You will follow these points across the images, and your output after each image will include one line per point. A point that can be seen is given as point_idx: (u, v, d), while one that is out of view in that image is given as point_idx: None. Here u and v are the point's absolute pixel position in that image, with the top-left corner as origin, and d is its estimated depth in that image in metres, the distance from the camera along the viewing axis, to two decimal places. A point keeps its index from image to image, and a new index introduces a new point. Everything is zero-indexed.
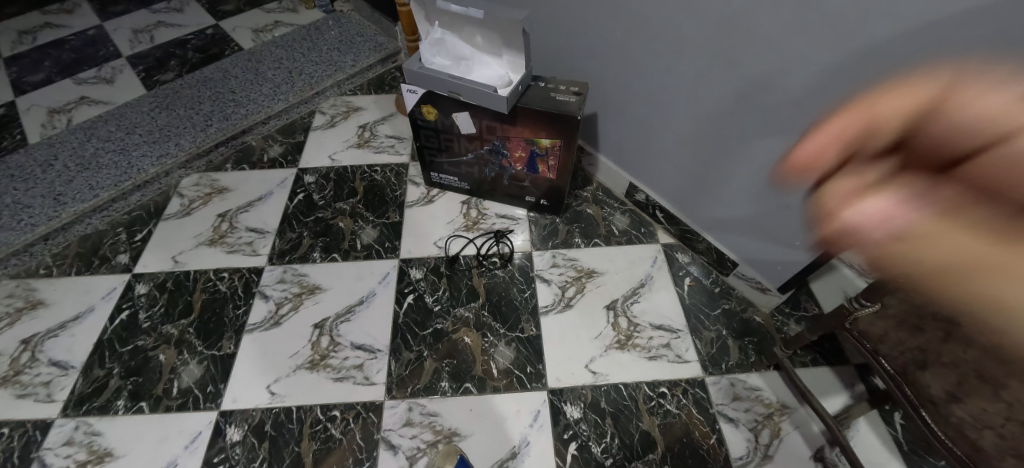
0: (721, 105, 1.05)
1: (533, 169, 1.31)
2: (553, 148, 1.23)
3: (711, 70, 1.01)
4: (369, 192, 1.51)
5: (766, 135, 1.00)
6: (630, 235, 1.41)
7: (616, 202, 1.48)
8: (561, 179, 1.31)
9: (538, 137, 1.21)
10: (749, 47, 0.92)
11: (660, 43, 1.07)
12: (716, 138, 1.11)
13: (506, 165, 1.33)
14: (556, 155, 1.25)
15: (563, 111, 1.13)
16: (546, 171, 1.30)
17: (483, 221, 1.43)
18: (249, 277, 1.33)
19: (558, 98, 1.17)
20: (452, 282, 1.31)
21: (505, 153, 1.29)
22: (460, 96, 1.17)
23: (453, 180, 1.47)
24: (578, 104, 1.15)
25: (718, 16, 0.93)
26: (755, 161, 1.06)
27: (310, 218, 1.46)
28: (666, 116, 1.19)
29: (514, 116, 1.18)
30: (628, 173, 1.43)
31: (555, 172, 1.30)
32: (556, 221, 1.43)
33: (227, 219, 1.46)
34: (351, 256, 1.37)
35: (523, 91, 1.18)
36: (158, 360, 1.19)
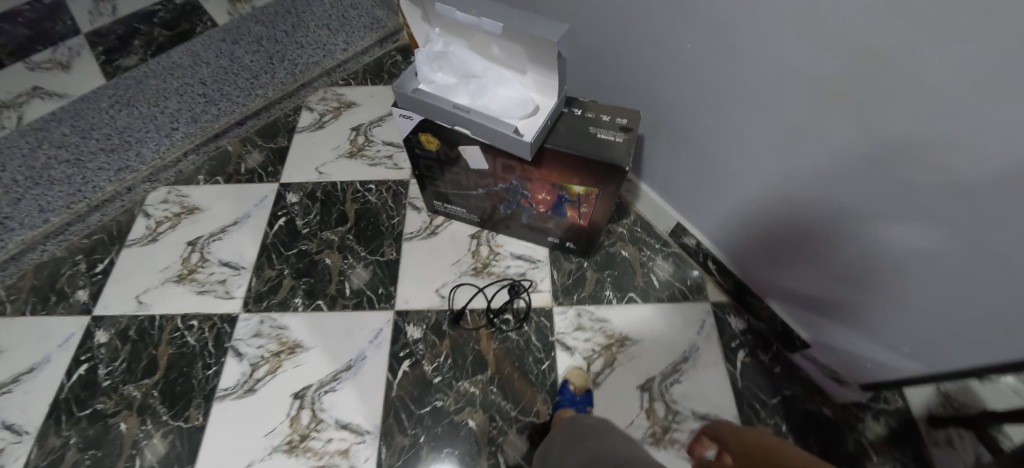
0: (827, 163, 0.74)
1: (560, 214, 1.04)
2: (588, 196, 0.95)
3: (822, 115, 0.70)
4: (361, 219, 1.27)
5: (887, 218, 0.70)
6: (675, 288, 1.14)
7: (658, 242, 1.21)
8: (596, 225, 1.04)
9: (570, 183, 0.93)
10: (892, 100, 0.60)
11: (757, 65, 0.75)
12: (808, 199, 0.81)
13: (526, 205, 1.06)
14: (590, 204, 0.97)
15: (606, 159, 0.83)
16: (576, 217, 1.03)
17: (495, 263, 1.19)
18: (221, 328, 1.16)
19: (598, 136, 0.86)
20: (456, 345, 1.10)
21: (526, 194, 1.02)
22: (467, 131, 0.89)
23: (461, 211, 1.21)
24: (625, 147, 0.84)
25: (850, 46, 0.61)
26: (862, 243, 0.77)
27: (292, 251, 1.24)
28: (744, 158, 0.88)
29: (537, 158, 0.88)
30: (676, 211, 1.14)
31: (588, 219, 1.02)
32: (584, 267, 1.18)
33: (197, 249, 1.26)
34: (338, 304, 1.16)
35: (553, 125, 0.88)
36: (119, 430, 1.07)
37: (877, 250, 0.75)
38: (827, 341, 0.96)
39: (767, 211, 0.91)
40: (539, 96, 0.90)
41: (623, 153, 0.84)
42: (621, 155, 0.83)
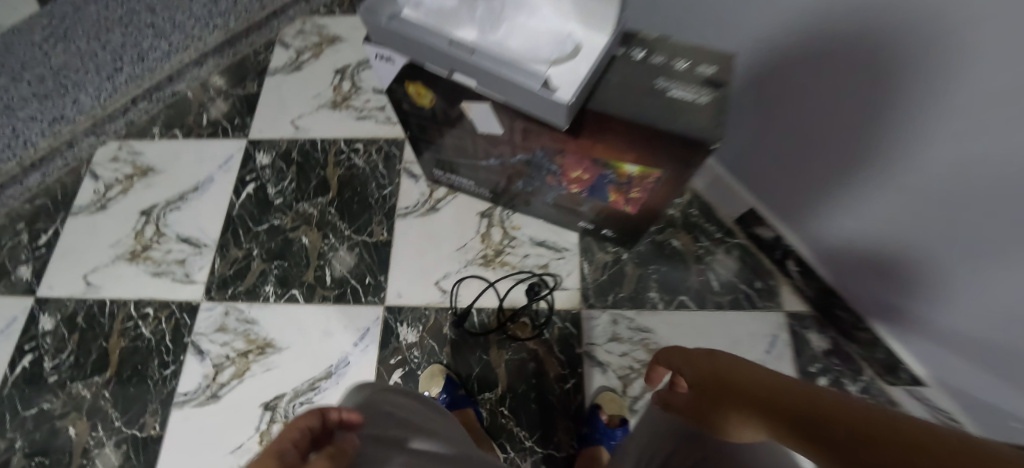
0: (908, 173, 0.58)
1: (601, 197, 0.74)
2: (645, 178, 0.65)
3: (943, 103, 0.50)
4: (344, 188, 1.01)
5: (988, 247, 0.53)
6: (741, 291, 0.88)
7: (720, 231, 0.93)
8: (650, 214, 0.75)
9: (620, 161, 0.63)
10: None
11: (850, 26, 0.55)
12: (879, 216, 0.65)
13: (553, 183, 0.77)
14: (644, 189, 0.68)
15: (679, 128, 0.53)
16: (624, 202, 0.74)
17: (509, 251, 0.94)
18: (180, 319, 0.97)
19: (670, 94, 0.54)
20: (459, 354, 0.88)
21: (555, 171, 0.72)
22: (469, 83, 0.59)
23: (468, 184, 0.94)
24: (713, 109, 0.53)
25: (933, 30, 0.47)
26: (949, 275, 0.60)
27: (262, 227, 1.00)
28: (858, 137, 0.61)
29: (579, 124, 0.58)
30: (754, 192, 0.85)
31: (635, 207, 0.74)
32: (623, 259, 0.92)
33: (152, 220, 1.05)
34: (316, 296, 0.94)
35: (600, 80, 0.56)
36: (68, 436, 0.92)
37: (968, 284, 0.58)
38: (958, 385, 0.70)
39: (846, 219, 0.70)
40: (583, 27, 0.56)
41: (709, 118, 0.53)
42: (706, 124, 0.53)
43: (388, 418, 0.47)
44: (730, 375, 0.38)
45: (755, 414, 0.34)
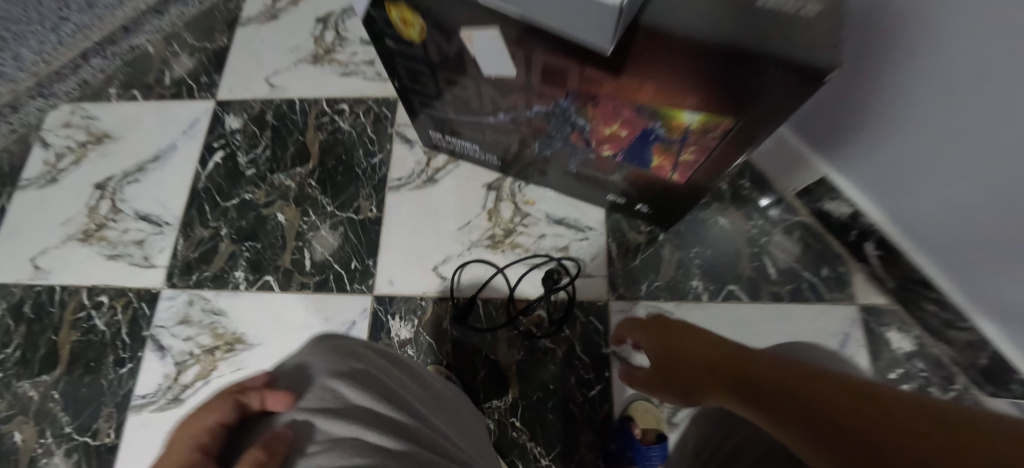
0: (961, 150, 0.51)
1: (639, 161, 0.56)
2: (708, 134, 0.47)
3: None
4: (326, 156, 0.86)
5: None
6: (804, 280, 0.73)
7: (777, 207, 0.76)
8: (700, 185, 0.57)
9: (676, 110, 0.45)
10: None
11: None
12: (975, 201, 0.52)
13: (579, 144, 0.59)
14: (703, 151, 0.50)
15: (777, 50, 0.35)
16: (669, 168, 0.55)
17: (521, 231, 0.79)
18: (138, 309, 0.84)
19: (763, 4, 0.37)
20: (462, 353, 0.73)
21: (583, 126, 0.55)
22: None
23: (471, 149, 0.78)
24: (827, 24, 0.36)
25: None
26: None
27: (231, 202, 0.86)
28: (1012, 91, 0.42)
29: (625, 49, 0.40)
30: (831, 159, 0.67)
31: (684, 176, 0.56)
32: (658, 240, 0.76)
33: (108, 195, 0.91)
34: (294, 284, 0.80)
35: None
36: (11, 443, 0.79)
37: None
38: None
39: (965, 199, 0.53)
40: None
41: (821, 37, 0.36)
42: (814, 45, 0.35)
43: (345, 352, 0.39)
44: (712, 353, 0.40)
45: (728, 385, 0.35)
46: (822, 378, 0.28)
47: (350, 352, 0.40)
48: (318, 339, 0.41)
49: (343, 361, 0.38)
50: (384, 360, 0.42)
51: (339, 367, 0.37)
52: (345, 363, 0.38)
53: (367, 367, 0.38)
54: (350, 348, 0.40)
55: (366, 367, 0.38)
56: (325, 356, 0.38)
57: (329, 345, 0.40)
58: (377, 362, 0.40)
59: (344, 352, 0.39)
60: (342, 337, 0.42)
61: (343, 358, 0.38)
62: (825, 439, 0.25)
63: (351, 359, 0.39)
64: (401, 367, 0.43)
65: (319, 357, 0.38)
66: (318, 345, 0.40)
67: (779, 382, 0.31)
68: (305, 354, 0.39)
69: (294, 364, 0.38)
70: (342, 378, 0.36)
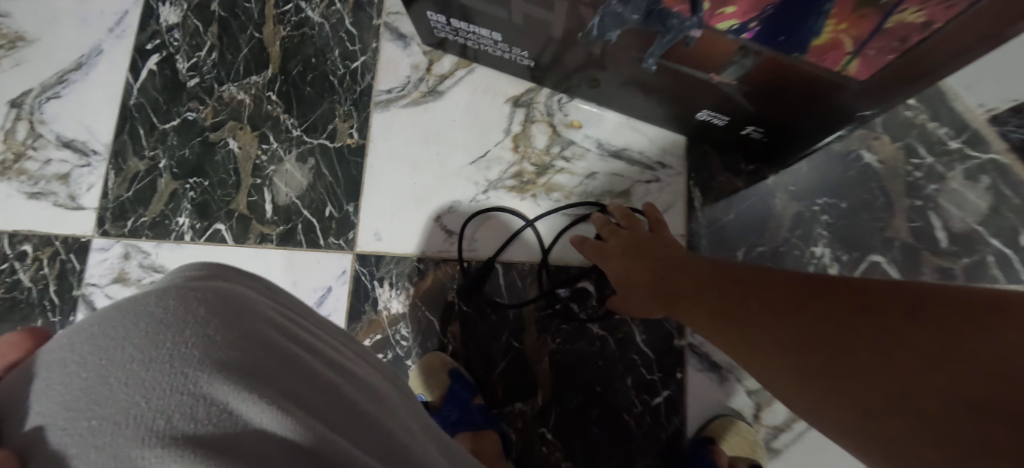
0: None
1: (798, 29, 0.34)
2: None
3: None
4: (291, 59, 0.62)
5: None
6: (993, 250, 0.48)
7: (957, 138, 0.50)
8: (896, 84, 0.35)
9: None
10: None
11: None
12: None
13: (681, 9, 0.35)
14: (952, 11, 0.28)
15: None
16: (852, 41, 0.34)
17: (559, 168, 0.55)
18: (68, 262, 0.65)
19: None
20: (474, 336, 0.53)
21: None
22: None
23: (490, 42, 0.52)
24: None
25: None
26: None
27: (172, 124, 0.64)
28: None
29: None
30: None
31: (868, 70, 0.36)
32: (765, 185, 0.52)
33: (24, 115, 0.70)
34: (252, 235, 0.59)
35: None
36: None
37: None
38: None
39: None
40: None
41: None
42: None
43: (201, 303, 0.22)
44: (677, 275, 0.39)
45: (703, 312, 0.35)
46: (783, 290, 0.30)
47: (209, 344, 0.20)
48: (139, 310, 0.21)
49: (192, 395, 0.18)
50: (301, 375, 0.22)
51: (183, 431, 0.17)
52: (203, 411, 0.18)
53: (262, 412, 0.18)
54: (214, 349, 0.20)
55: (258, 414, 0.18)
56: (150, 385, 0.18)
57: (158, 334, 0.20)
58: (279, 381, 0.21)
59: (203, 366, 0.19)
60: (219, 282, 0.25)
61: (193, 390, 0.18)
62: (792, 355, 0.26)
63: (216, 379, 0.19)
64: (336, 385, 0.23)
65: (131, 390, 0.18)
66: (132, 304, 0.21)
67: (739, 302, 0.32)
68: (94, 368, 0.18)
69: (53, 406, 0.17)
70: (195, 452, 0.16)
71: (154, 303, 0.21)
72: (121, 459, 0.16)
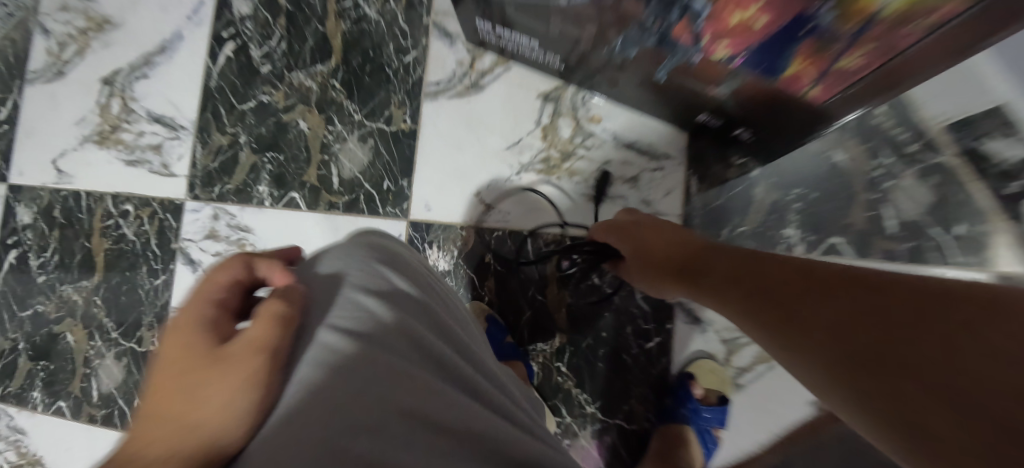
0: None
1: (769, 65, 0.42)
2: (904, 24, 0.32)
3: None
4: (352, 51, 0.72)
5: None
6: (932, 238, 0.59)
7: (916, 142, 0.59)
8: (878, 84, 0.41)
9: None
10: None
11: None
12: None
13: (683, 39, 0.43)
14: (876, 51, 0.36)
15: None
16: (816, 72, 0.41)
17: (579, 155, 0.66)
18: (163, 220, 0.79)
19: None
20: (508, 290, 0.66)
21: (700, 11, 0.39)
22: None
23: (526, 46, 0.62)
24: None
25: None
26: None
27: (248, 105, 0.75)
28: None
29: None
30: None
31: (832, 91, 0.43)
32: (750, 176, 0.62)
33: (117, 91, 0.82)
34: (321, 203, 0.71)
35: None
36: (67, 342, 0.84)
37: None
38: None
39: None
40: None
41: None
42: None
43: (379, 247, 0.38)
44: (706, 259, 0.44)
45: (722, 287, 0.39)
46: (808, 276, 0.33)
47: (390, 264, 0.36)
48: (357, 243, 0.38)
49: (381, 279, 0.34)
50: (423, 284, 0.37)
51: (373, 286, 0.33)
52: (378, 283, 0.34)
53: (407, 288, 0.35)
54: (386, 262, 0.36)
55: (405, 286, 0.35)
56: (360, 268, 0.35)
57: (365, 253, 0.36)
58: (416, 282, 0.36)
59: (381, 265, 0.35)
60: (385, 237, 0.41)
61: (378, 273, 0.34)
62: (806, 328, 0.30)
63: (388, 271, 0.35)
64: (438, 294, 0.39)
65: (354, 268, 0.34)
66: (352, 241, 0.38)
67: (765, 281, 0.36)
68: (337, 259, 0.35)
69: (331, 264, 0.35)
70: (383, 301, 0.32)
71: (364, 242, 0.38)
72: (349, 293, 0.32)
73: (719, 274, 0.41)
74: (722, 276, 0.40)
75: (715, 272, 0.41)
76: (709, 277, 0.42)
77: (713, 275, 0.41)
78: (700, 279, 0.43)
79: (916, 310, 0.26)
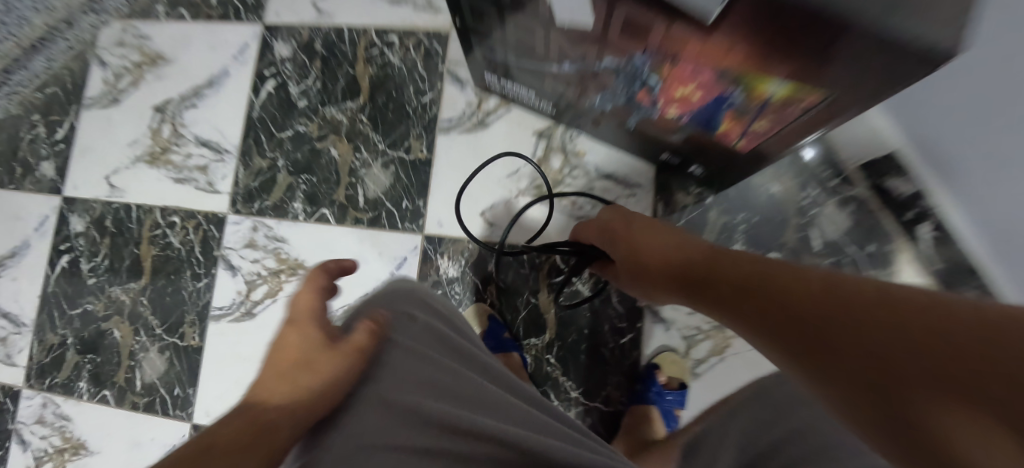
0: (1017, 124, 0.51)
1: (706, 125, 0.56)
2: (785, 107, 0.47)
3: None
4: (378, 91, 0.85)
5: None
6: (848, 255, 0.73)
7: (835, 178, 0.74)
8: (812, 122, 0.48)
9: (760, 79, 0.44)
10: None
11: None
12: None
13: (645, 102, 0.58)
14: (777, 121, 0.50)
15: (901, 24, 0.33)
16: (738, 131, 0.55)
17: (567, 182, 0.80)
18: (207, 231, 0.91)
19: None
20: (506, 293, 0.79)
21: (655, 85, 0.53)
22: None
23: (525, 94, 0.76)
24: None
25: None
26: None
27: (286, 133, 0.88)
28: None
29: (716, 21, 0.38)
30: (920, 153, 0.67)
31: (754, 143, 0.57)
32: (706, 203, 0.77)
33: (168, 118, 0.94)
34: (348, 218, 0.84)
35: None
36: (114, 338, 0.95)
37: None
38: None
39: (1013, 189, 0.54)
40: None
41: (943, 16, 0.33)
42: (932, 22, 0.33)
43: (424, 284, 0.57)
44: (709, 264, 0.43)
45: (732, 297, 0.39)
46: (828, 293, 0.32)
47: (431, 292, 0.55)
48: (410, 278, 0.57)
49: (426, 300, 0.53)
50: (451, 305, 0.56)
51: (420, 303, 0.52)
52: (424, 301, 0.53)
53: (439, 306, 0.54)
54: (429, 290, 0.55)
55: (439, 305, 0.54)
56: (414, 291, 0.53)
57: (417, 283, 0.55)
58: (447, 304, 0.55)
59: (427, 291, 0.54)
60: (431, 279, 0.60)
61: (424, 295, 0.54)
62: (826, 354, 0.31)
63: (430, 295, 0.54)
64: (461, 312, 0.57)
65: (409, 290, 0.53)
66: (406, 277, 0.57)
67: (778, 296, 0.35)
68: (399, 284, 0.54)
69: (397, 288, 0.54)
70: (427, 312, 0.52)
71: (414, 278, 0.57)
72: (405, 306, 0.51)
73: (729, 283, 0.39)
74: (734, 286, 0.39)
75: (724, 279, 0.40)
76: (718, 282, 0.41)
77: (724, 285, 0.40)
78: (709, 289, 0.42)
79: (942, 342, 0.26)
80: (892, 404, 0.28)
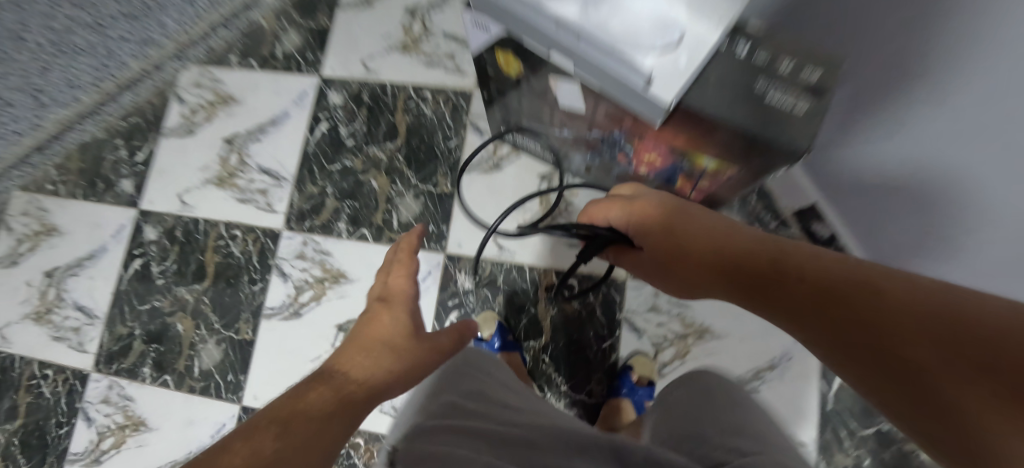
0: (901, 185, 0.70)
1: (668, 181, 0.76)
2: (717, 173, 0.67)
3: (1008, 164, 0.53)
4: (413, 136, 1.05)
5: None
6: None
7: (774, 221, 0.94)
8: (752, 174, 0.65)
9: (698, 155, 0.64)
10: None
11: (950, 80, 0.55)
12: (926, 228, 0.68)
13: (623, 162, 0.78)
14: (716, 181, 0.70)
15: (775, 136, 0.53)
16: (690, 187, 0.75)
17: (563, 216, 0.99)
18: (264, 243, 1.09)
19: (767, 101, 0.53)
20: (511, 304, 0.97)
21: (630, 152, 0.73)
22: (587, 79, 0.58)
23: (532, 145, 0.96)
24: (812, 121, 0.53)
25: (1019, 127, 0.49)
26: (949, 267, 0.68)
27: (335, 167, 1.08)
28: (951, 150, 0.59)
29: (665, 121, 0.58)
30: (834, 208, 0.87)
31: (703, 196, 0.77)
32: None
33: (236, 149, 1.14)
34: (384, 237, 1.03)
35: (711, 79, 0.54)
36: (177, 330, 1.12)
37: (943, 227, 0.66)
38: None
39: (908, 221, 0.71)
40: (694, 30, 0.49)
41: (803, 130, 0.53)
42: (801, 134, 0.53)
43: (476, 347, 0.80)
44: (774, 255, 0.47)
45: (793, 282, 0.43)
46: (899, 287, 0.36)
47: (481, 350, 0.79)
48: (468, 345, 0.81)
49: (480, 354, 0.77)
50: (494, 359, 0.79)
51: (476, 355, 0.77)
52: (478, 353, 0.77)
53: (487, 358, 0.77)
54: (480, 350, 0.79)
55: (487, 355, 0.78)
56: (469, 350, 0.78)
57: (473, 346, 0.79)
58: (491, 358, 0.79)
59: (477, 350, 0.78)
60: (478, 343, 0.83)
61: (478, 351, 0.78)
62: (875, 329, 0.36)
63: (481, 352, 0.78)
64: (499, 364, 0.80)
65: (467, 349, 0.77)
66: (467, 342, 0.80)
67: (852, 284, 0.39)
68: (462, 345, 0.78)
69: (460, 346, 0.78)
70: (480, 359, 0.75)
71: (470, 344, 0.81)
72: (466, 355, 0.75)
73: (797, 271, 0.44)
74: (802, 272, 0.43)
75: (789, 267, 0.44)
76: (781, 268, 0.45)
77: (789, 272, 0.45)
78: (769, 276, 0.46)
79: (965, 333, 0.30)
80: (927, 394, 0.32)
